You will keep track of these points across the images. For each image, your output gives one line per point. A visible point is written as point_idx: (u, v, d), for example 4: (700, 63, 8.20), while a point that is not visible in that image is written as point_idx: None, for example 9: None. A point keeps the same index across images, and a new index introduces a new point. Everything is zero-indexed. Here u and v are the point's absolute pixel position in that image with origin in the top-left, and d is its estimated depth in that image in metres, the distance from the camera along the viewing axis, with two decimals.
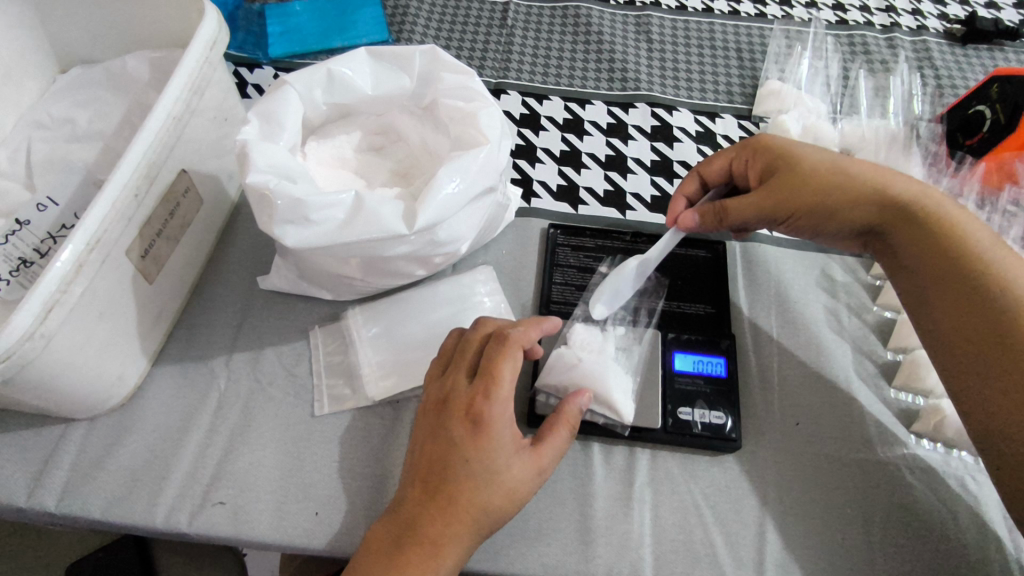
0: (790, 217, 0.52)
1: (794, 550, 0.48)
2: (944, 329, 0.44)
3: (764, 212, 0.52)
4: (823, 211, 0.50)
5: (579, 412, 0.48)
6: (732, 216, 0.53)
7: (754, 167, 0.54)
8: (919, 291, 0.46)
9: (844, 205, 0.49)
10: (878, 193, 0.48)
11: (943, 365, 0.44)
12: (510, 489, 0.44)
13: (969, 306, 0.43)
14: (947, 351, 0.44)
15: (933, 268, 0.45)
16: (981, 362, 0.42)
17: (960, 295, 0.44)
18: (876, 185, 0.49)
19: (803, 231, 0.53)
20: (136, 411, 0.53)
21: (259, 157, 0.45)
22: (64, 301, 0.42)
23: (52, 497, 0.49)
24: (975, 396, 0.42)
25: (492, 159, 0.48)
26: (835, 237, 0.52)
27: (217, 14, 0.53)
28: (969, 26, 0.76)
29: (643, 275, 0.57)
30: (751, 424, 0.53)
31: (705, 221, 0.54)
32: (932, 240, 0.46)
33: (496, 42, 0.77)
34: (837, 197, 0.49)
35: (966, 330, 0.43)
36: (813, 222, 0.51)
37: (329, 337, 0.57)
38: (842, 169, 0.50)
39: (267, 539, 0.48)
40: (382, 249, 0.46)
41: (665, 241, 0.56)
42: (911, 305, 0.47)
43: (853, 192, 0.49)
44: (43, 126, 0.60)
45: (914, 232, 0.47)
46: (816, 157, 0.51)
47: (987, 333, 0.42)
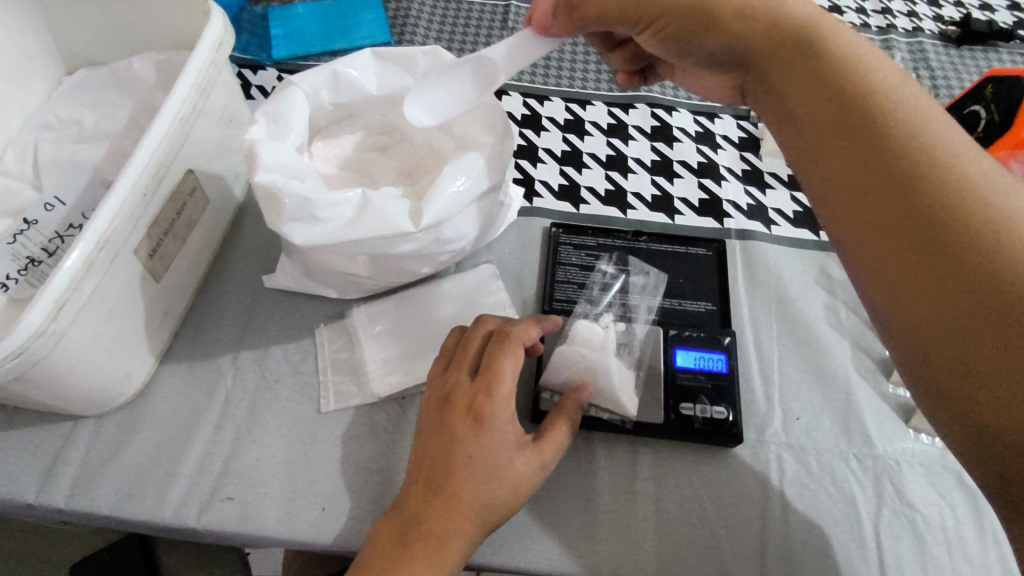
0: (662, 20, 0.48)
1: (795, 543, 0.49)
2: (820, 165, 0.40)
3: (623, 6, 0.48)
4: (698, 19, 0.46)
5: (579, 406, 0.49)
6: (587, 12, 0.49)
7: None
8: (797, 124, 0.42)
9: (727, 15, 0.44)
10: (771, 6, 0.43)
11: (818, 197, 0.41)
12: (513, 484, 0.44)
13: (852, 141, 0.38)
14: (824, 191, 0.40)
15: (813, 94, 0.40)
16: (862, 196, 0.37)
17: (847, 129, 0.39)
18: (769, 2, 0.43)
19: (674, 44, 0.50)
20: (143, 409, 0.53)
21: (267, 156, 0.46)
22: (75, 298, 0.42)
23: (61, 494, 0.49)
24: (845, 227, 0.39)
25: (495, 159, 0.49)
26: (718, 61, 0.48)
27: (224, 16, 0.54)
28: (964, 28, 0.77)
29: (491, 83, 0.51)
30: (752, 420, 0.54)
31: (562, 24, 0.50)
32: (819, 66, 0.40)
33: (497, 44, 0.77)
34: (715, 2, 0.45)
35: (844, 167, 0.38)
36: (690, 31, 0.47)
37: (334, 334, 0.57)
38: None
39: (275, 534, 0.48)
40: (386, 247, 0.47)
41: (517, 45, 0.52)
42: (793, 149, 0.42)
43: (743, 6, 0.44)
44: (50, 126, 0.60)
45: (795, 53, 0.42)
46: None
47: (872, 163, 0.37)
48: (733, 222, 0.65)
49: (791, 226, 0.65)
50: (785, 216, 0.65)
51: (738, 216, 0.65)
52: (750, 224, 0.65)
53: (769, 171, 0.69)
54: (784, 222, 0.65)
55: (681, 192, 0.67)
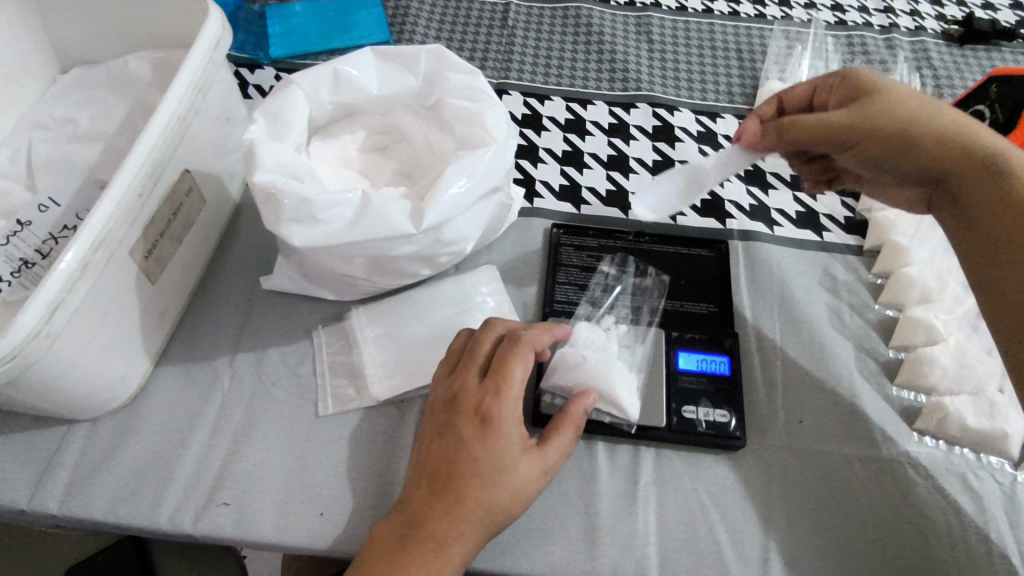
0: (861, 142, 0.49)
1: (799, 548, 0.49)
2: (1001, 289, 0.43)
3: (832, 132, 0.50)
4: (897, 144, 0.48)
5: (585, 412, 0.48)
6: (797, 134, 0.51)
7: (838, 95, 0.53)
8: (981, 243, 0.45)
9: (924, 141, 0.47)
10: (964, 136, 0.46)
11: (998, 313, 0.44)
12: (517, 488, 0.44)
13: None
14: (1000, 309, 0.43)
15: (1001, 220, 0.43)
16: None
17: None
18: (967, 131, 0.46)
19: (866, 167, 0.51)
20: (138, 413, 0.52)
21: (265, 156, 0.45)
22: (69, 300, 0.41)
23: (55, 499, 0.48)
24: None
25: (499, 159, 0.48)
26: (901, 177, 0.50)
27: (221, 14, 0.53)
28: (967, 27, 0.77)
29: (700, 189, 0.56)
30: (754, 423, 0.54)
31: (769, 139, 0.53)
32: (1010, 195, 0.43)
33: (497, 43, 0.77)
34: (918, 130, 0.47)
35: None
36: (883, 154, 0.49)
37: (333, 336, 0.57)
38: (934, 111, 0.48)
39: (272, 539, 0.47)
40: (388, 248, 0.46)
41: (726, 155, 0.56)
42: (970, 261, 0.46)
43: (938, 132, 0.47)
44: (44, 126, 0.59)
45: (988, 181, 0.44)
46: (908, 95, 0.49)
47: None
48: (736, 223, 0.64)
49: (793, 227, 0.64)
50: (789, 217, 0.65)
51: (741, 217, 0.65)
52: (753, 225, 0.64)
53: (771, 171, 0.68)
54: (787, 223, 0.65)
55: None
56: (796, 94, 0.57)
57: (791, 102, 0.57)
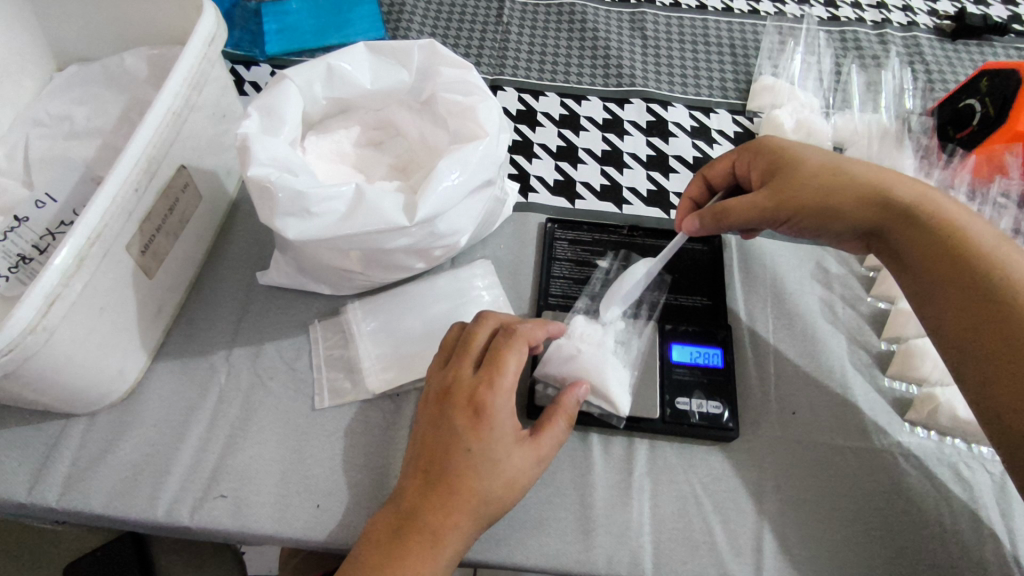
0: (795, 215, 0.51)
1: (790, 537, 0.49)
2: (948, 334, 0.44)
3: (766, 212, 0.52)
4: (826, 213, 0.50)
5: (577, 402, 0.49)
6: (731, 217, 0.52)
7: (756, 169, 0.54)
8: (921, 289, 0.46)
9: (848, 205, 0.49)
10: (880, 192, 0.48)
11: (950, 361, 0.44)
12: (510, 478, 0.44)
13: (976, 305, 0.43)
14: (954, 357, 0.44)
15: (936, 263, 0.45)
16: (1000, 365, 0.41)
17: (968, 297, 0.43)
18: (880, 185, 0.49)
19: (804, 232, 0.53)
20: (136, 408, 0.53)
21: (260, 149, 0.45)
22: (65, 294, 0.42)
23: (53, 492, 0.49)
24: (985, 402, 0.42)
25: (491, 152, 0.49)
26: (837, 237, 0.52)
27: (216, 11, 0.54)
28: (959, 22, 0.77)
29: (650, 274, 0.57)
30: (747, 414, 0.54)
31: (706, 224, 0.53)
32: (939, 239, 0.46)
33: (491, 40, 0.77)
34: (839, 196, 0.49)
35: (976, 334, 0.42)
36: (816, 223, 0.51)
37: (329, 331, 0.57)
38: (845, 171, 0.50)
39: (269, 531, 0.48)
40: (382, 241, 0.46)
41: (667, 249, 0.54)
42: (916, 303, 0.47)
43: (858, 193, 0.49)
44: (41, 123, 0.60)
45: (916, 229, 0.47)
46: (818, 160, 0.51)
47: (995, 337, 0.41)
48: None
49: None
50: None
51: None
52: None
53: None
54: None
55: (677, 187, 0.67)
56: (717, 166, 0.58)
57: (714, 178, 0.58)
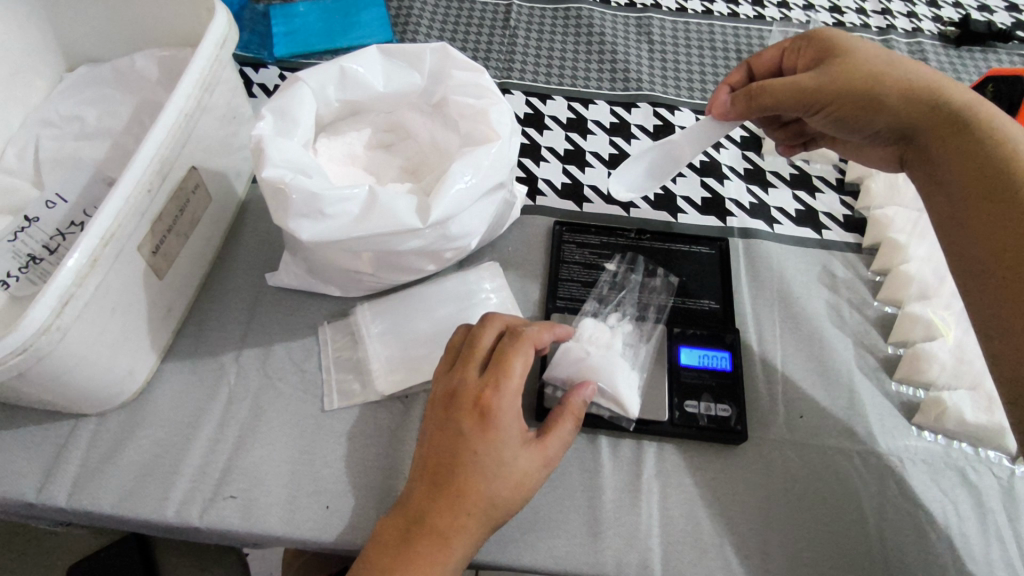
0: (831, 102, 0.51)
1: (798, 540, 0.49)
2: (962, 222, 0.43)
3: (802, 94, 0.51)
4: (865, 100, 0.50)
5: (584, 404, 0.49)
6: (765, 98, 0.53)
7: (805, 57, 0.54)
8: (943, 180, 0.46)
9: (890, 96, 0.49)
10: (927, 89, 0.48)
11: (948, 242, 0.45)
12: (517, 480, 0.44)
13: (986, 188, 0.42)
14: (954, 237, 0.44)
15: (963, 154, 0.45)
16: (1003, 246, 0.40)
17: (990, 182, 0.42)
18: (928, 83, 0.48)
19: (838, 126, 0.53)
20: (145, 408, 0.53)
21: (273, 151, 0.46)
22: (80, 294, 0.42)
23: (63, 493, 0.49)
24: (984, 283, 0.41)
25: (503, 154, 0.49)
26: (870, 134, 0.52)
27: (228, 13, 0.54)
28: (963, 28, 0.78)
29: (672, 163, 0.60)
30: (755, 417, 0.54)
31: (738, 106, 0.54)
32: (970, 132, 0.45)
33: (499, 43, 0.78)
34: (882, 85, 0.49)
35: (986, 218, 0.42)
36: (852, 111, 0.51)
37: (338, 332, 0.57)
38: (898, 65, 0.50)
39: (278, 532, 0.48)
40: (394, 243, 0.47)
41: (698, 130, 0.58)
42: (930, 192, 0.47)
43: (903, 87, 0.49)
44: (51, 123, 0.60)
45: (950, 123, 0.46)
46: (874, 53, 0.51)
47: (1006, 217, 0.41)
48: (736, 220, 0.65)
49: (793, 225, 0.65)
50: (789, 214, 0.65)
51: (742, 214, 0.66)
52: (753, 222, 0.65)
53: (771, 170, 0.69)
54: (787, 221, 0.65)
55: (685, 190, 0.67)
56: (765, 59, 0.59)
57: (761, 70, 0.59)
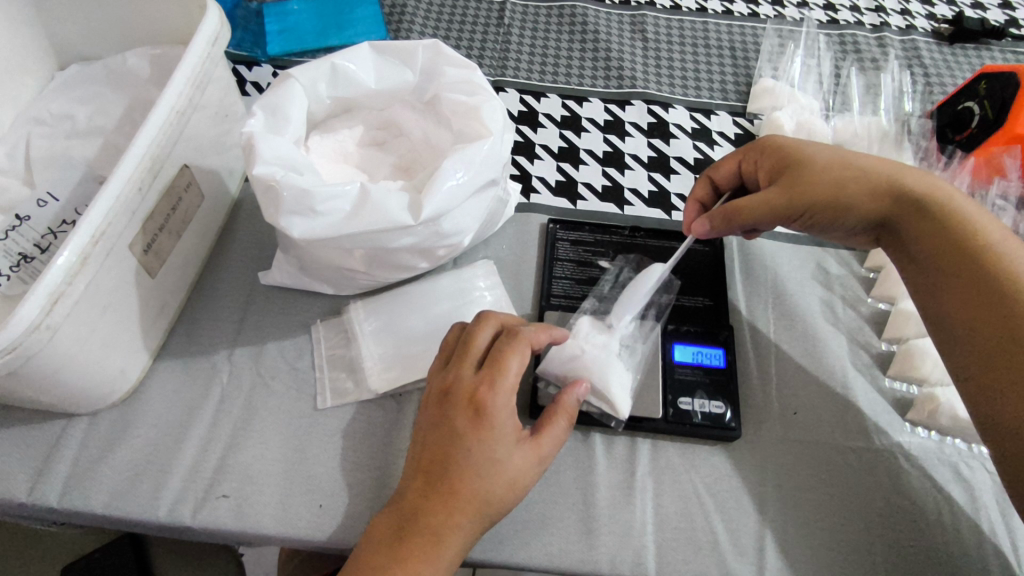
0: (805, 211, 0.52)
1: (792, 536, 0.49)
2: (957, 326, 0.44)
3: (775, 210, 0.52)
4: (834, 206, 0.50)
5: (577, 402, 0.49)
6: (742, 218, 0.53)
7: (765, 168, 0.54)
8: (929, 280, 0.46)
9: (856, 198, 0.50)
10: (890, 184, 0.49)
11: (949, 355, 0.44)
12: (510, 479, 0.44)
13: (975, 295, 0.43)
14: (959, 350, 0.43)
15: (944, 258, 0.45)
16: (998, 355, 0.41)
17: (974, 284, 0.43)
18: (889, 176, 0.49)
19: (815, 228, 0.54)
20: (138, 407, 0.53)
21: (264, 148, 0.45)
22: (69, 293, 0.42)
23: (54, 492, 0.48)
24: (982, 390, 0.42)
25: (496, 151, 0.49)
26: (850, 231, 0.52)
27: (219, 11, 0.54)
28: (957, 26, 0.78)
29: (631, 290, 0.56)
30: (749, 414, 0.54)
31: (717, 225, 0.54)
32: (944, 229, 0.46)
33: (493, 41, 0.77)
34: (847, 188, 0.50)
35: (979, 318, 0.42)
36: (826, 215, 0.51)
37: (331, 331, 0.57)
38: (853, 163, 0.50)
39: (271, 531, 0.48)
40: (387, 240, 0.46)
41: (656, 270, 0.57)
42: (920, 296, 0.47)
43: (870, 186, 0.49)
44: (42, 122, 0.59)
45: (928, 221, 0.47)
46: (827, 155, 0.51)
47: (996, 321, 0.41)
48: None
49: None
50: None
51: None
52: None
53: None
54: None
55: (679, 188, 0.67)
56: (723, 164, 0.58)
57: (720, 181, 0.58)
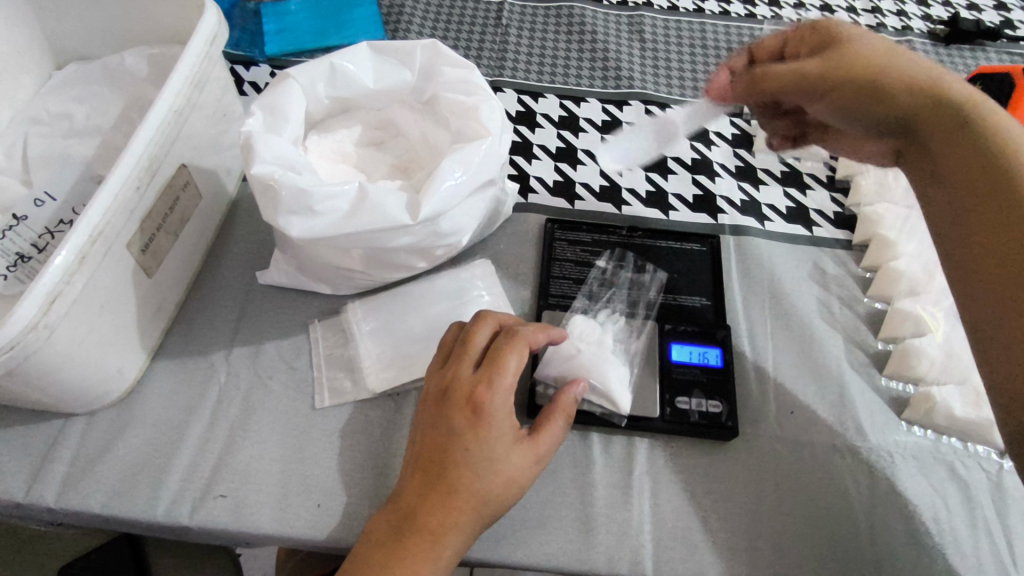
0: (835, 93, 0.46)
1: (789, 535, 0.49)
2: (970, 254, 0.38)
3: (804, 82, 0.47)
4: (867, 91, 0.44)
5: (575, 401, 0.49)
6: (765, 84, 0.51)
7: (809, 48, 0.49)
8: (947, 193, 0.40)
9: (893, 88, 0.43)
10: (932, 85, 0.42)
11: (959, 283, 0.39)
12: (509, 478, 0.44)
13: (995, 223, 0.37)
14: (966, 279, 0.38)
15: (966, 173, 0.39)
16: (1007, 293, 0.36)
17: (995, 212, 0.37)
18: (932, 75, 0.42)
19: (841, 119, 0.47)
20: (135, 407, 0.52)
21: (264, 148, 0.45)
22: (67, 292, 0.42)
23: (51, 492, 0.48)
24: (988, 325, 0.37)
25: (495, 151, 0.49)
26: (873, 133, 0.46)
27: (217, 11, 0.54)
28: (952, 27, 0.78)
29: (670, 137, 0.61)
30: (745, 413, 0.54)
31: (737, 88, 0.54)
32: (976, 140, 0.39)
33: (491, 41, 0.78)
34: (886, 76, 0.43)
35: (997, 250, 0.36)
36: (854, 104, 0.45)
37: (329, 330, 0.57)
38: (900, 58, 0.44)
39: (269, 531, 0.48)
40: (386, 240, 0.47)
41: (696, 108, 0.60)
42: (934, 208, 0.41)
43: (910, 81, 0.43)
44: (39, 121, 0.59)
45: (962, 127, 0.40)
46: (877, 46, 0.45)
47: (1015, 256, 0.36)
48: (727, 217, 0.65)
49: (784, 222, 0.65)
50: (780, 212, 0.66)
51: (733, 211, 0.66)
52: (745, 220, 0.65)
53: (762, 168, 0.69)
54: (778, 218, 0.66)
55: (676, 188, 0.67)
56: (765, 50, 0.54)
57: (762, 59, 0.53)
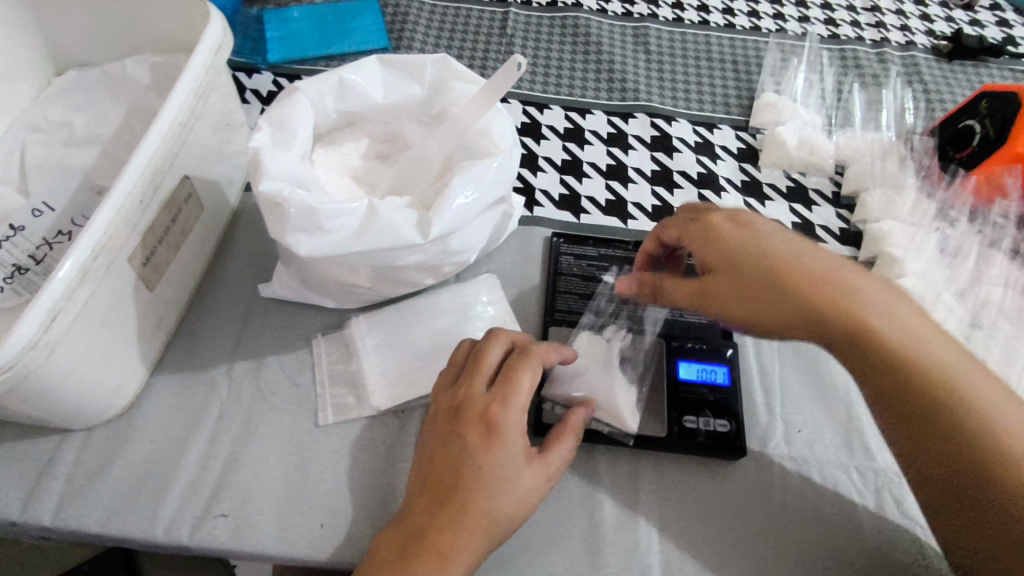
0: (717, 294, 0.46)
1: (797, 557, 0.49)
2: (894, 416, 0.42)
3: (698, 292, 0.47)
4: (732, 291, 0.45)
5: (584, 421, 0.49)
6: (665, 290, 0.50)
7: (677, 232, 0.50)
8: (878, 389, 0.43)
9: (755, 277, 0.44)
10: (788, 256, 0.44)
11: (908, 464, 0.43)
12: (520, 498, 0.44)
13: (882, 382, 0.42)
14: (911, 460, 0.42)
15: (849, 349, 0.43)
16: (930, 442, 0.41)
17: (887, 377, 0.41)
18: (775, 262, 0.43)
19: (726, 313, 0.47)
20: (134, 423, 0.51)
21: (270, 164, 0.45)
22: (68, 309, 0.41)
23: (48, 511, 0.47)
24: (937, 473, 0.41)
25: (505, 168, 0.49)
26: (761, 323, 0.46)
27: (222, 19, 0.53)
28: (956, 43, 0.78)
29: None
30: (753, 432, 0.54)
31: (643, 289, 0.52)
32: (843, 325, 0.42)
33: (495, 51, 0.77)
34: (746, 271, 0.44)
35: (891, 402, 0.42)
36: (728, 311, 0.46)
37: (333, 345, 0.56)
38: (760, 260, 0.44)
39: (271, 552, 0.47)
40: (395, 258, 0.46)
41: None
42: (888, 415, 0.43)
43: (770, 279, 0.43)
44: (38, 129, 0.58)
45: (824, 313, 0.42)
46: (758, 235, 0.45)
47: (903, 407, 0.41)
48: None
49: None
50: (786, 227, 0.65)
51: None
52: None
53: (768, 182, 0.69)
54: None
55: (682, 202, 0.67)
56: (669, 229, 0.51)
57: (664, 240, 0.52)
